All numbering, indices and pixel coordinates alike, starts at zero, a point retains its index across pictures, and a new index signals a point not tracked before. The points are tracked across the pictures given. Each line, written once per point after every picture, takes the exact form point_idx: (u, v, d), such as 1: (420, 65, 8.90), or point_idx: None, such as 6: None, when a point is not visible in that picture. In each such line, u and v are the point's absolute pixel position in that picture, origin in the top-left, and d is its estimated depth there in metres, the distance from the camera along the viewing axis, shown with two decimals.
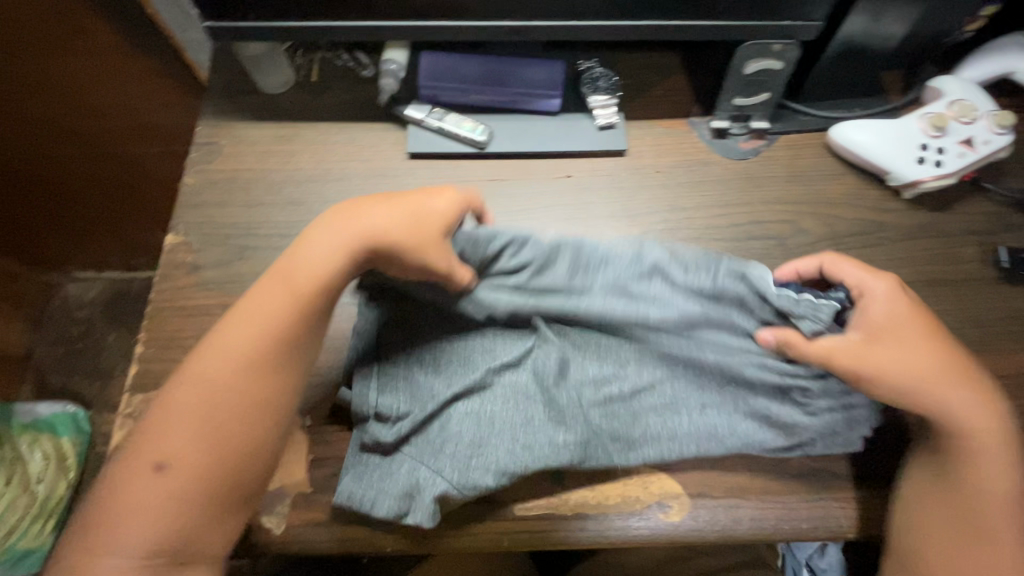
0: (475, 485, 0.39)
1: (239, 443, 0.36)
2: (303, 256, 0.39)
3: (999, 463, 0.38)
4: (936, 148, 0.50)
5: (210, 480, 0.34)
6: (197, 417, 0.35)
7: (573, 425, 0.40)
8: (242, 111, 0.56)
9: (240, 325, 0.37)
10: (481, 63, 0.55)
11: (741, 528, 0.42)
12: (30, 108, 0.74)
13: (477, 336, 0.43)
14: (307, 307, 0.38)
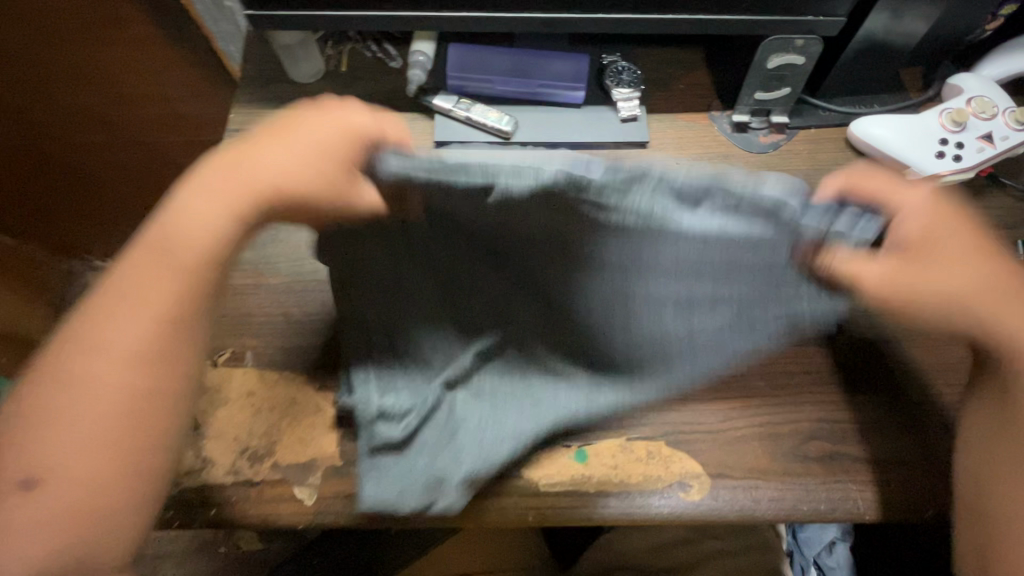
0: (498, 457, 0.40)
1: (134, 439, 0.32)
2: (178, 232, 0.33)
3: None
4: (955, 143, 0.51)
5: (104, 489, 0.31)
6: (74, 418, 0.31)
7: (573, 380, 0.41)
8: (274, 99, 0.58)
9: (121, 309, 0.33)
10: (507, 55, 0.56)
11: (760, 508, 0.43)
12: (64, 96, 0.76)
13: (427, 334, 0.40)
14: (198, 287, 0.34)
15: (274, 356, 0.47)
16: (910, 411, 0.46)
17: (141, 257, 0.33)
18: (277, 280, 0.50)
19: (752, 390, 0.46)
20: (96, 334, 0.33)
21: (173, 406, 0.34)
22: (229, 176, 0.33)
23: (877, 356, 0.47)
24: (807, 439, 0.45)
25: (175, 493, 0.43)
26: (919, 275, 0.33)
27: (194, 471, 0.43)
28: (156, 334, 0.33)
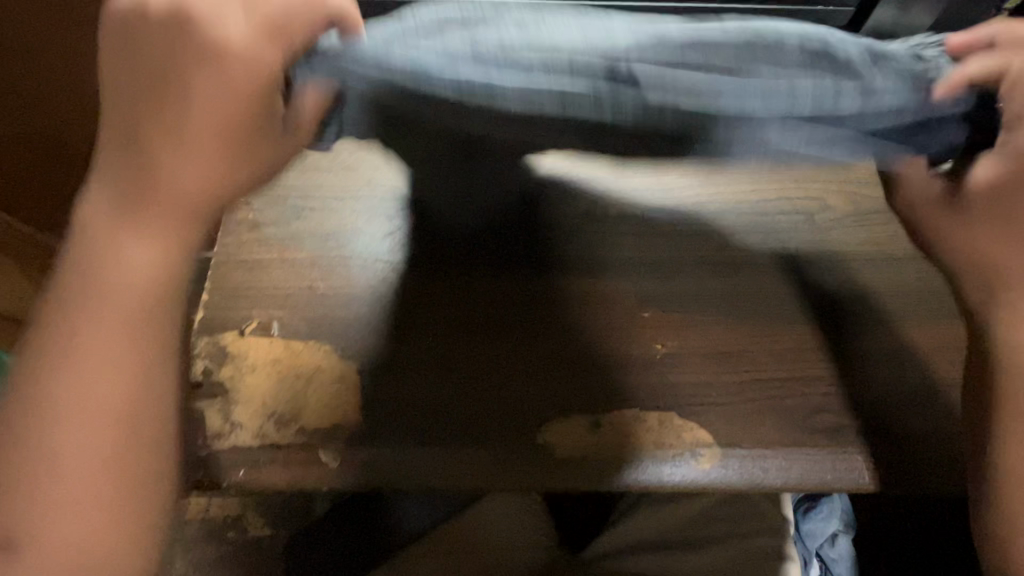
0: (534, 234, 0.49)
1: (133, 463, 0.34)
2: (129, 260, 0.33)
3: None
4: None
5: (117, 514, 0.33)
6: (75, 465, 0.33)
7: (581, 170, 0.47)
8: None
9: (80, 367, 0.33)
10: None
11: (771, 477, 0.44)
12: None
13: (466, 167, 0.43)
14: (158, 311, 0.34)
15: (299, 327, 0.48)
16: (915, 387, 0.47)
17: (86, 305, 0.33)
18: (302, 255, 0.52)
19: (761, 364, 0.48)
20: (64, 376, 0.33)
21: (151, 415, 0.34)
22: (168, 170, 0.31)
23: (881, 335, 0.49)
24: (814, 411, 0.46)
25: (203, 455, 0.44)
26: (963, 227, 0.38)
27: (223, 434, 0.45)
28: (117, 376, 0.33)
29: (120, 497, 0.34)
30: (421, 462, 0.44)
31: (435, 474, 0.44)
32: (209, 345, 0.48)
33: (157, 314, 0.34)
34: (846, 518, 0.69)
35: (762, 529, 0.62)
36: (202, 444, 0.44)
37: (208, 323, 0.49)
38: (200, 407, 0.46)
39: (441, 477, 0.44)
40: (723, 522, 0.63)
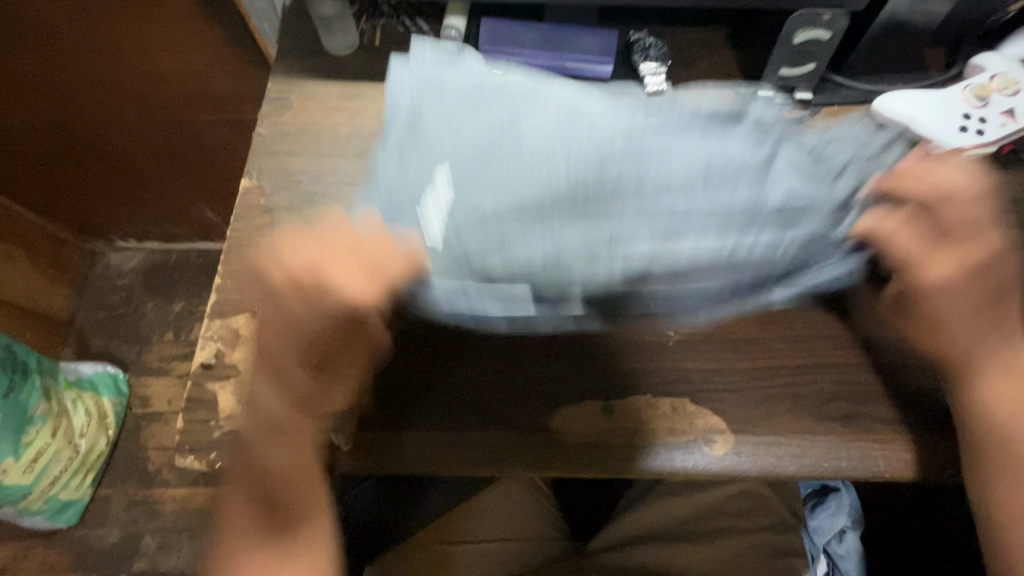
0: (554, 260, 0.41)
1: (303, 488, 0.43)
2: (306, 333, 0.43)
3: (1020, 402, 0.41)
4: (978, 117, 0.52)
5: (299, 547, 0.42)
6: (257, 510, 0.42)
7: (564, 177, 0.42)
8: (311, 70, 0.60)
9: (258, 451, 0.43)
10: (538, 30, 0.58)
11: (783, 464, 0.44)
12: (103, 72, 0.79)
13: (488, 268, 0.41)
14: (306, 395, 0.43)
15: None
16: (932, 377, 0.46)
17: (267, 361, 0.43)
18: None
19: (775, 352, 0.47)
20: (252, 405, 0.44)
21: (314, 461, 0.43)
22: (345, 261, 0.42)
23: None
24: (826, 399, 0.46)
25: (218, 435, 0.45)
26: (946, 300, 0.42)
27: (236, 416, 0.45)
28: (285, 438, 0.43)
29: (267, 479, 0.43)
30: (434, 446, 0.44)
31: (448, 458, 0.44)
32: (222, 328, 0.48)
33: (302, 399, 0.43)
34: (854, 514, 0.68)
35: (769, 525, 0.60)
36: (216, 424, 0.45)
37: (221, 306, 0.49)
38: (214, 389, 0.46)
39: (452, 461, 0.44)
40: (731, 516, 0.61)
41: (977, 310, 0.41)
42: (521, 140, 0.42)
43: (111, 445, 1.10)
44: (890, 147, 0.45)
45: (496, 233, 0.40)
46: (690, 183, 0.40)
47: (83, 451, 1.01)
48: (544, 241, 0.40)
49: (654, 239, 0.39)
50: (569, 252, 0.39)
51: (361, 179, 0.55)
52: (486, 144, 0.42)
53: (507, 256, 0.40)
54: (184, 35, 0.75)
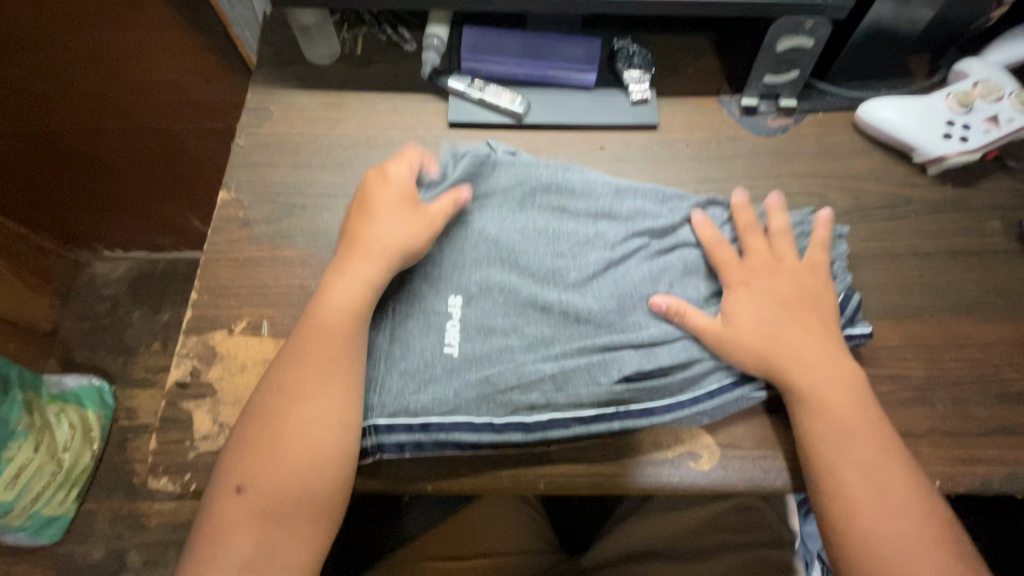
0: (533, 339, 0.45)
1: (324, 473, 0.39)
2: (317, 384, 0.41)
3: (859, 447, 0.39)
4: (961, 124, 0.52)
5: (284, 526, 0.38)
6: (275, 497, 0.38)
7: (542, 265, 0.47)
8: (291, 79, 0.59)
9: (292, 442, 0.39)
10: (520, 38, 0.57)
11: (771, 478, 0.43)
12: (79, 79, 0.77)
13: (490, 343, 0.45)
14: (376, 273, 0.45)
15: (291, 326, 0.47)
16: (920, 385, 0.45)
17: (247, 440, 0.40)
18: (293, 253, 0.51)
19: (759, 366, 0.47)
20: (235, 481, 0.39)
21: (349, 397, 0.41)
22: (361, 267, 0.44)
23: (886, 332, 0.47)
24: None
25: (193, 456, 0.44)
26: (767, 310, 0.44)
27: (212, 435, 0.44)
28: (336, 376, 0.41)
29: (285, 529, 0.38)
30: (416, 468, 0.43)
31: (429, 477, 0.43)
32: (199, 345, 0.47)
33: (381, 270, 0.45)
34: None
35: (764, 540, 0.59)
36: (192, 444, 0.44)
37: (198, 323, 0.48)
38: (190, 408, 0.45)
39: (429, 478, 0.43)
40: (730, 531, 0.60)
41: (791, 324, 0.43)
42: (511, 253, 0.48)
43: (96, 459, 1.08)
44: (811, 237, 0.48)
45: (493, 348, 0.44)
46: (635, 281, 0.47)
47: (66, 465, 0.99)
48: (548, 362, 0.44)
49: (603, 319, 0.45)
50: (571, 368, 0.43)
51: (341, 190, 0.54)
52: (477, 258, 0.47)
53: (514, 369, 0.43)
54: (165, 43, 0.74)
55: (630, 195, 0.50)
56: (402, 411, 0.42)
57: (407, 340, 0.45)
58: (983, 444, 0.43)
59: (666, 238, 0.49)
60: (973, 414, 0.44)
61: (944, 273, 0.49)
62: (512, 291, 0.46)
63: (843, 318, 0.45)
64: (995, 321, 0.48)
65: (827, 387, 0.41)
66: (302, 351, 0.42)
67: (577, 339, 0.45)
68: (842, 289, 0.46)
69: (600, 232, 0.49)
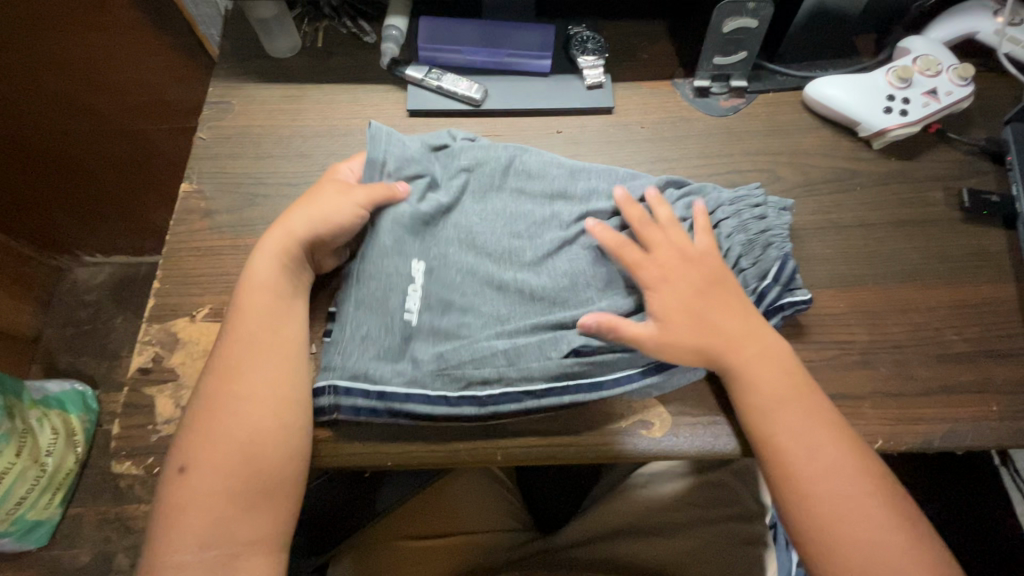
0: (489, 315, 0.46)
1: (272, 451, 0.40)
2: (258, 368, 0.42)
3: (792, 413, 0.41)
4: (901, 98, 0.54)
5: (237, 504, 0.39)
6: (225, 476, 0.39)
7: (498, 244, 0.48)
8: (252, 73, 0.60)
9: (240, 424, 0.40)
10: (476, 27, 0.59)
11: (720, 443, 0.45)
12: (48, 83, 0.77)
13: (446, 319, 0.46)
14: (292, 257, 0.46)
15: None
16: (863, 349, 0.47)
17: (197, 426, 0.40)
18: (254, 241, 0.51)
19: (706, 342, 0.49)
20: (188, 463, 0.39)
21: (283, 377, 0.42)
22: (279, 250, 0.45)
23: (831, 300, 0.49)
24: None
25: (156, 439, 0.44)
26: (683, 304, 0.44)
27: (175, 419, 0.45)
28: (263, 358, 0.42)
29: (243, 507, 0.39)
30: (379, 442, 0.44)
31: (389, 451, 0.44)
32: (161, 333, 0.48)
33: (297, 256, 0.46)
34: None
35: (732, 514, 0.60)
36: (154, 428, 0.45)
37: (160, 311, 0.49)
38: (152, 393, 0.46)
39: (384, 453, 0.44)
40: (698, 506, 0.61)
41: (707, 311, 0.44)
42: (468, 234, 0.49)
43: (80, 463, 1.07)
44: (758, 208, 0.49)
45: (449, 322, 0.45)
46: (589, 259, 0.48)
47: (49, 471, 0.98)
48: (501, 338, 0.45)
49: (555, 296, 0.47)
50: (523, 344, 0.44)
51: (302, 180, 0.55)
52: (430, 239, 0.48)
53: (467, 344, 0.44)
54: (132, 43, 0.74)
55: (585, 176, 0.52)
56: (358, 379, 0.43)
57: (364, 315, 0.44)
58: (923, 404, 0.45)
59: (618, 217, 0.50)
60: (913, 376, 0.46)
61: (888, 243, 0.51)
62: (467, 270, 0.47)
63: (777, 285, 0.46)
64: (935, 287, 0.49)
65: (757, 362, 0.43)
66: (244, 342, 0.43)
67: (530, 315, 0.46)
68: (778, 256, 0.46)
69: (556, 212, 0.50)
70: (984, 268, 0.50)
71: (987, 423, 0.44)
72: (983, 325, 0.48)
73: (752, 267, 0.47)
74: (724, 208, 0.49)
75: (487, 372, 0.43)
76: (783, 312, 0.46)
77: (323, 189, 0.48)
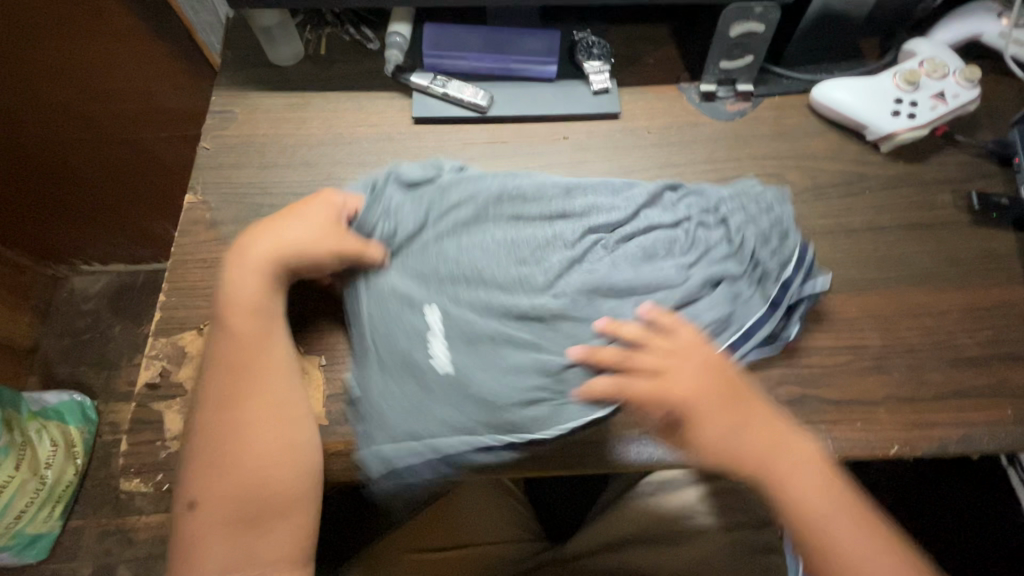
0: (517, 357, 0.42)
1: (281, 470, 0.40)
2: (253, 393, 0.41)
3: (813, 487, 0.41)
4: (909, 101, 0.54)
5: (255, 526, 0.39)
6: (238, 501, 0.39)
7: (507, 278, 0.44)
8: (256, 81, 0.59)
9: (243, 448, 0.40)
10: (481, 33, 0.58)
11: None
12: (45, 91, 0.76)
13: (471, 369, 0.42)
14: (277, 281, 0.45)
15: None
16: (877, 354, 0.46)
17: (198, 457, 0.40)
18: None
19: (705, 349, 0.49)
20: (196, 496, 0.39)
21: (282, 397, 0.42)
22: (263, 273, 0.44)
23: (843, 305, 0.48)
24: (779, 385, 0.46)
25: (165, 455, 0.44)
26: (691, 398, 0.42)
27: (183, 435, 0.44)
28: (256, 381, 0.41)
29: (260, 527, 0.39)
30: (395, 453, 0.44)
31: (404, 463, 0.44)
32: (168, 346, 0.47)
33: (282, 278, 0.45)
34: None
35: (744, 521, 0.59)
36: (163, 444, 0.44)
37: (167, 324, 0.48)
38: (160, 408, 0.45)
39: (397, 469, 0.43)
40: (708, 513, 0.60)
41: (705, 414, 0.42)
42: (473, 272, 0.45)
43: (80, 476, 1.05)
44: (761, 202, 0.49)
45: (484, 367, 0.42)
46: (609, 272, 0.45)
47: (50, 483, 0.97)
48: (536, 377, 0.42)
49: (580, 324, 0.43)
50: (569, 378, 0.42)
51: (308, 189, 0.54)
52: (439, 287, 0.45)
53: (508, 389, 0.42)
54: (131, 50, 0.74)
55: (582, 192, 0.48)
56: (404, 439, 0.42)
57: (391, 377, 0.43)
58: (938, 409, 0.45)
59: (628, 225, 0.47)
60: (928, 380, 0.46)
61: (898, 246, 0.51)
62: (485, 308, 0.44)
63: (800, 272, 0.46)
64: (947, 290, 0.49)
65: (767, 444, 0.42)
66: (234, 368, 0.41)
67: (560, 348, 0.43)
68: (797, 243, 0.47)
69: (559, 232, 0.46)
70: (995, 270, 0.50)
71: (1002, 427, 0.44)
72: (997, 328, 0.48)
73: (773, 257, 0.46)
74: (726, 203, 0.49)
75: (532, 418, 0.42)
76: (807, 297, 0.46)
77: (298, 212, 0.47)
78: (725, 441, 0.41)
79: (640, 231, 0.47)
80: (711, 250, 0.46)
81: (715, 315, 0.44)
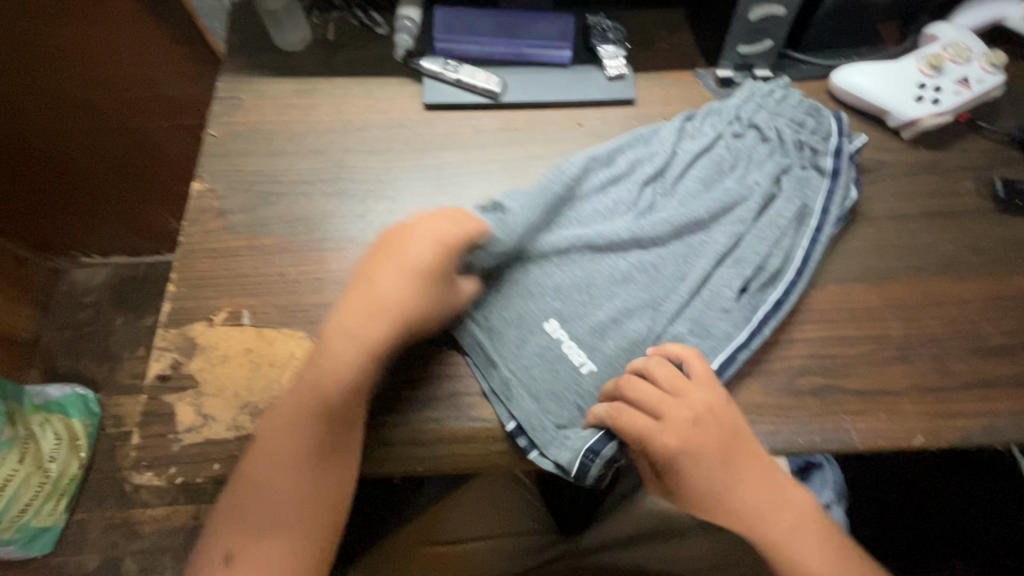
0: (619, 324, 0.45)
1: (313, 479, 0.39)
2: (303, 410, 0.39)
3: (767, 496, 0.40)
4: (932, 87, 0.53)
5: (277, 525, 0.38)
6: (264, 501, 0.39)
7: (587, 250, 0.47)
8: (262, 67, 0.58)
9: (278, 456, 0.39)
10: (492, 17, 0.57)
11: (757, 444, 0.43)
12: (44, 78, 0.75)
13: (587, 349, 0.44)
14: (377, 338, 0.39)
15: (271, 315, 0.47)
16: (900, 343, 0.46)
17: (249, 463, 0.39)
18: (270, 241, 0.50)
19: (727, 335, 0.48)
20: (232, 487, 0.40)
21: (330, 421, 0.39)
22: (364, 321, 0.39)
23: (865, 294, 0.48)
24: (802, 373, 0.45)
25: (177, 449, 0.43)
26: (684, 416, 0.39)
27: (196, 428, 0.43)
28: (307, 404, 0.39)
29: (280, 526, 0.38)
30: (412, 443, 0.43)
31: (420, 457, 0.43)
32: (179, 338, 0.46)
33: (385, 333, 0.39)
34: (839, 489, 0.61)
35: None
36: (175, 437, 0.43)
37: (176, 315, 0.47)
38: (172, 401, 0.44)
39: (412, 464, 0.42)
40: None
41: (704, 460, 0.39)
42: (555, 250, 0.46)
43: (84, 469, 1.05)
44: (789, 103, 0.52)
45: (604, 342, 0.44)
46: (680, 208, 0.48)
47: (54, 476, 0.97)
48: (643, 321, 0.45)
49: (664, 254, 0.47)
50: (695, 314, 0.45)
51: (317, 177, 0.53)
52: (534, 273, 0.46)
53: (628, 348, 0.44)
54: (132, 35, 0.72)
55: (621, 152, 0.51)
56: (548, 436, 0.42)
57: (513, 377, 0.43)
58: (961, 398, 0.44)
59: (671, 168, 0.51)
60: (954, 370, 0.45)
61: (921, 234, 0.50)
62: (576, 283, 0.46)
63: (842, 137, 0.50)
64: (970, 279, 0.48)
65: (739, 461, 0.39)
66: (306, 393, 0.39)
67: (665, 294, 0.46)
68: (830, 116, 0.52)
69: (617, 200, 0.49)
70: (1018, 258, 0.49)
71: None
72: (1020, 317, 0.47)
73: (815, 135, 0.51)
74: (755, 115, 0.52)
75: None
76: (853, 159, 0.51)
77: (413, 251, 0.40)
78: (723, 495, 0.39)
79: (687, 169, 0.51)
80: (755, 154, 0.51)
81: (785, 237, 0.48)
